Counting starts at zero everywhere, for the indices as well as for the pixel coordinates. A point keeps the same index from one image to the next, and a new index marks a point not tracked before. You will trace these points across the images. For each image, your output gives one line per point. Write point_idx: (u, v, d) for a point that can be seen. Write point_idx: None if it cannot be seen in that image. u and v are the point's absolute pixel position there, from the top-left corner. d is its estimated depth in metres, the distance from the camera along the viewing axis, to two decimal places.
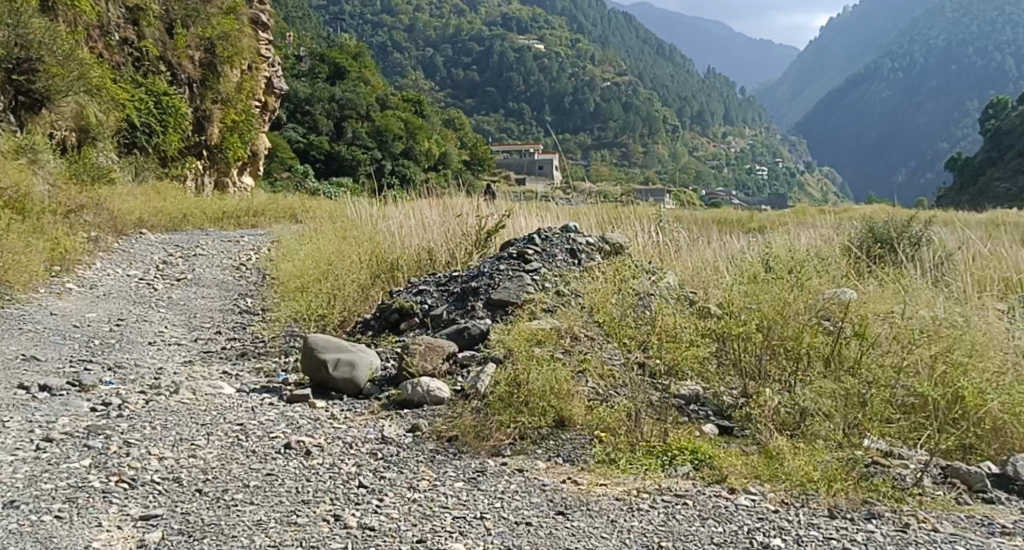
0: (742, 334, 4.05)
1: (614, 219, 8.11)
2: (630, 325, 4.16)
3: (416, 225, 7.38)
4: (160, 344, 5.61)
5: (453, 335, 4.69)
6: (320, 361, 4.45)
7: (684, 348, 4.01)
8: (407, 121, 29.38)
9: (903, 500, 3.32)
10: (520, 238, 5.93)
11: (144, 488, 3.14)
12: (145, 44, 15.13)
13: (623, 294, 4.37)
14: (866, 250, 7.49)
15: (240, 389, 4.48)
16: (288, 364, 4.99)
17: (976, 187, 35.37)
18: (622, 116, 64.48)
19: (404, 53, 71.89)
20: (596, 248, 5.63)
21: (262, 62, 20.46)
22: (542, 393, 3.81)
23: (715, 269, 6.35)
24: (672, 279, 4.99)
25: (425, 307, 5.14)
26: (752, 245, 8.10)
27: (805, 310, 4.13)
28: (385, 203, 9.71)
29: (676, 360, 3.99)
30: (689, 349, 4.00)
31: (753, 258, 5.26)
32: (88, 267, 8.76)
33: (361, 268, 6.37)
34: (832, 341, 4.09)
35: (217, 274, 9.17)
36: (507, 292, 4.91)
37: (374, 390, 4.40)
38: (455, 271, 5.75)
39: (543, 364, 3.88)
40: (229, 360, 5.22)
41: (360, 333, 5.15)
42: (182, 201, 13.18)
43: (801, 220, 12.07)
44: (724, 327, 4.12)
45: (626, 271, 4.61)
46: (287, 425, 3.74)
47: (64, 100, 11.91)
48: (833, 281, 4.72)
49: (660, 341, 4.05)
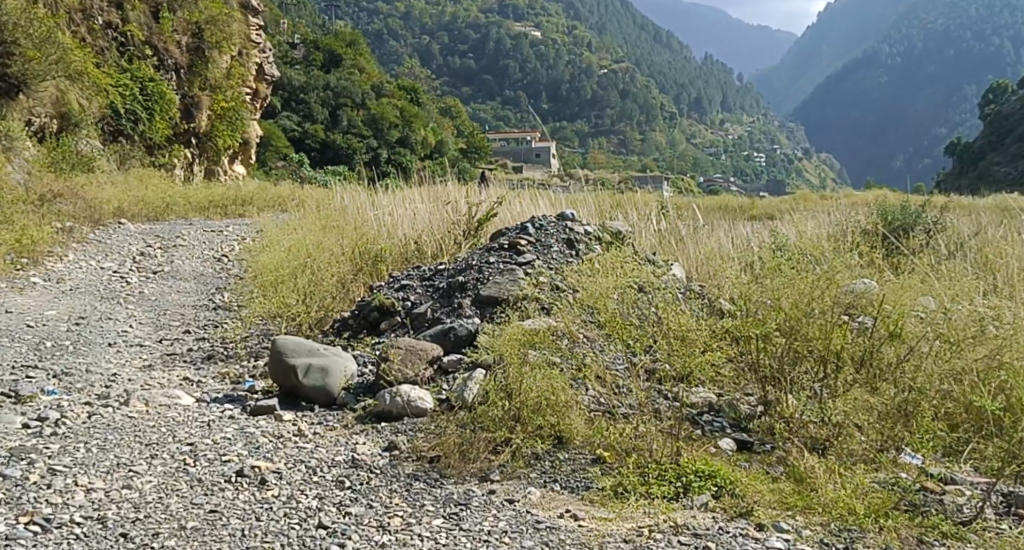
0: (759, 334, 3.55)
1: (614, 206, 7.64)
2: (633, 325, 3.65)
3: (404, 214, 6.89)
4: (121, 347, 5.14)
5: (437, 336, 4.22)
6: (288, 366, 3.99)
7: (696, 351, 3.50)
8: (403, 108, 28.83)
9: (964, 539, 2.91)
10: (512, 226, 5.45)
11: (58, 533, 2.68)
12: (130, 28, 14.59)
13: (625, 287, 3.83)
14: (885, 238, 6.98)
15: (199, 399, 4.00)
16: (256, 369, 4.52)
17: (976, 171, 34.88)
18: (620, 104, 63.91)
19: (401, 40, 71.08)
20: (595, 238, 5.16)
21: (252, 47, 19.90)
22: (535, 404, 3.35)
23: (722, 260, 5.89)
24: (679, 275, 4.52)
25: (407, 304, 4.67)
26: (760, 234, 7.61)
27: (832, 306, 3.60)
28: (374, 192, 9.23)
29: (686, 366, 3.47)
30: (702, 354, 3.49)
31: (765, 246, 4.79)
32: (59, 260, 8.29)
33: (343, 260, 5.88)
34: (864, 342, 3.56)
35: (197, 267, 8.69)
36: (497, 288, 4.44)
37: (349, 398, 3.93)
38: (442, 263, 5.26)
39: (535, 371, 3.40)
40: (193, 364, 4.76)
41: (336, 333, 4.68)
42: (165, 189, 12.67)
43: (807, 206, 11.60)
44: (741, 328, 3.61)
45: (630, 263, 4.12)
46: (243, 444, 3.27)
47: (43, 85, 11.41)
48: (861, 271, 4.23)
49: (668, 343, 3.54)
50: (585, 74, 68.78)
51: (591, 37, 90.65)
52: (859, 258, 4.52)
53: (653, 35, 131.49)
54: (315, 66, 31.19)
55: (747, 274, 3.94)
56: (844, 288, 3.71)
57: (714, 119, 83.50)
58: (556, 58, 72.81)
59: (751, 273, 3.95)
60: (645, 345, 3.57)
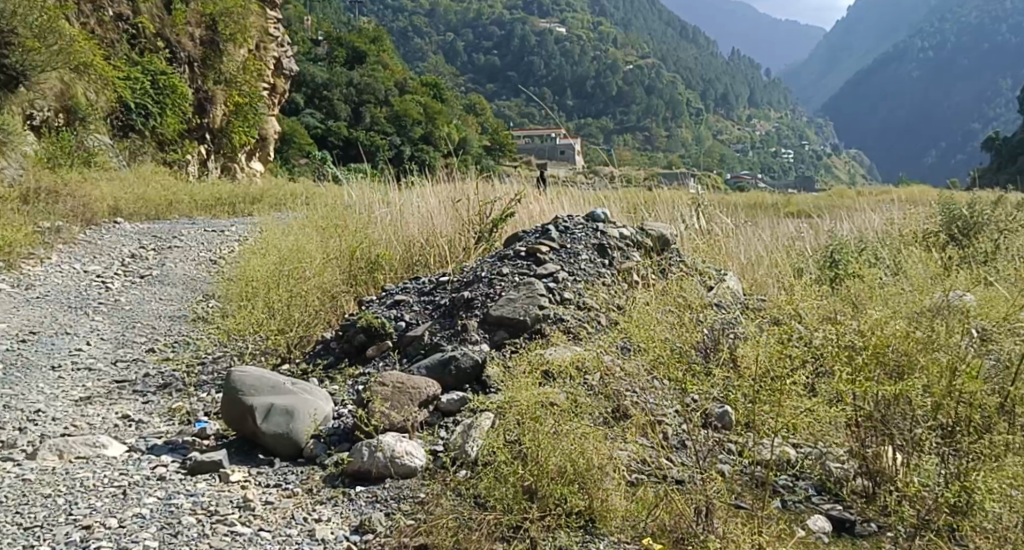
0: (867, 388, 2.63)
1: (645, 205, 6.74)
2: (690, 359, 2.81)
3: (412, 212, 6.01)
4: (65, 372, 4.30)
5: (435, 369, 3.37)
6: (245, 407, 3.16)
7: (787, 405, 2.59)
8: (426, 105, 28.02)
9: None
10: (530, 228, 4.55)
11: None
12: (141, 20, 13.83)
13: (672, 313, 2.98)
14: (960, 237, 6.02)
15: (129, 448, 3.15)
16: (212, 405, 3.67)
17: (1016, 166, 33.40)
18: (648, 100, 62.84)
19: (425, 38, 70.50)
20: (632, 242, 4.23)
21: (271, 41, 19.17)
22: (559, 474, 2.64)
23: (778, 268, 4.95)
24: (736, 293, 3.60)
25: (401, 325, 3.80)
26: (812, 238, 6.65)
27: (953, 339, 2.71)
28: (385, 189, 8.35)
29: (776, 426, 2.59)
30: (800, 409, 2.59)
31: (843, 273, 3.83)
32: (38, 263, 7.50)
33: (333, 265, 4.98)
34: (1003, 385, 2.67)
35: (188, 270, 7.84)
36: (511, 307, 3.58)
37: (318, 450, 3.08)
38: (446, 273, 4.39)
39: (555, 431, 2.66)
40: (141, 397, 3.90)
41: (314, 361, 3.83)
42: (172, 185, 11.87)
43: (857, 203, 10.56)
44: (842, 376, 2.68)
45: (681, 282, 3.21)
46: (157, 529, 2.60)
47: (44, 77, 10.65)
48: (972, 282, 3.29)
49: (753, 389, 2.64)
50: (611, 70, 67.75)
51: (617, 33, 89.60)
52: (967, 270, 3.56)
53: (681, 30, 130.00)
54: (338, 62, 30.48)
55: (816, 293, 3.05)
56: (934, 305, 2.89)
57: (743, 115, 82.07)
58: (581, 54, 71.84)
59: (828, 295, 3.04)
60: (715, 390, 2.69)
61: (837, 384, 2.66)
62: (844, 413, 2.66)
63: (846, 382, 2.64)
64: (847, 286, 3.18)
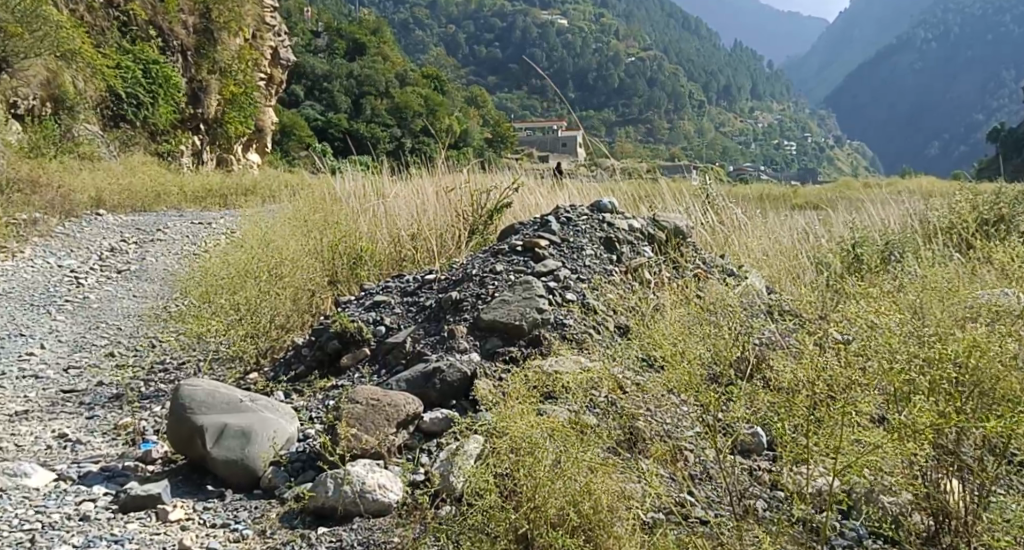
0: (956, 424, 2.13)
1: (650, 197, 6.28)
2: (724, 380, 2.33)
3: (402, 204, 5.51)
4: (8, 382, 3.84)
5: (416, 383, 2.92)
6: (192, 428, 2.70)
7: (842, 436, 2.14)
8: (427, 96, 27.52)
9: None
10: (527, 220, 4.08)
11: None
12: (133, 7, 13.16)
13: (698, 321, 2.49)
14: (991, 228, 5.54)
15: (57, 476, 2.70)
16: (160, 420, 3.20)
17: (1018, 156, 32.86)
18: (651, 92, 62.21)
19: (427, 30, 69.79)
20: (643, 235, 3.74)
21: (267, 30, 18.58)
22: (559, 517, 2.19)
23: (797, 267, 4.48)
24: (763, 294, 3.12)
25: (381, 330, 3.34)
26: (828, 232, 6.19)
27: None
28: (377, 182, 7.85)
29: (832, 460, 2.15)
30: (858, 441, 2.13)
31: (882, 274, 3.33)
32: (9, 257, 7.03)
33: (311, 260, 4.49)
34: None
35: (169, 264, 7.36)
36: (504, 310, 3.12)
37: (278, 479, 2.63)
38: (433, 270, 3.93)
39: (557, 467, 2.21)
40: (87, 412, 3.43)
41: (284, 371, 3.38)
42: (161, 176, 11.37)
43: (870, 194, 10.08)
44: (913, 404, 2.19)
45: (706, 289, 2.72)
46: None
47: (26, 64, 10.10)
48: None
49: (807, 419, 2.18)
50: (612, 62, 67.11)
51: (620, 26, 88.76)
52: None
53: (682, 21, 129.09)
54: (339, 54, 29.93)
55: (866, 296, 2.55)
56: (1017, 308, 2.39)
57: (745, 108, 81.48)
58: (583, 46, 71.11)
59: (870, 295, 2.55)
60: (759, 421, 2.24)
61: (908, 414, 2.17)
62: (919, 451, 2.16)
63: (925, 414, 2.13)
64: (887, 285, 2.70)
